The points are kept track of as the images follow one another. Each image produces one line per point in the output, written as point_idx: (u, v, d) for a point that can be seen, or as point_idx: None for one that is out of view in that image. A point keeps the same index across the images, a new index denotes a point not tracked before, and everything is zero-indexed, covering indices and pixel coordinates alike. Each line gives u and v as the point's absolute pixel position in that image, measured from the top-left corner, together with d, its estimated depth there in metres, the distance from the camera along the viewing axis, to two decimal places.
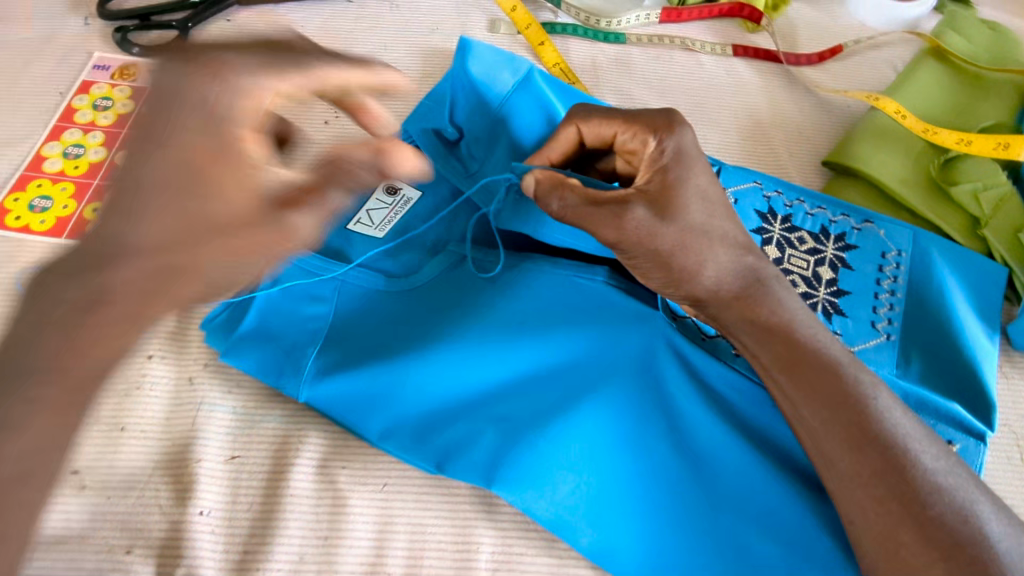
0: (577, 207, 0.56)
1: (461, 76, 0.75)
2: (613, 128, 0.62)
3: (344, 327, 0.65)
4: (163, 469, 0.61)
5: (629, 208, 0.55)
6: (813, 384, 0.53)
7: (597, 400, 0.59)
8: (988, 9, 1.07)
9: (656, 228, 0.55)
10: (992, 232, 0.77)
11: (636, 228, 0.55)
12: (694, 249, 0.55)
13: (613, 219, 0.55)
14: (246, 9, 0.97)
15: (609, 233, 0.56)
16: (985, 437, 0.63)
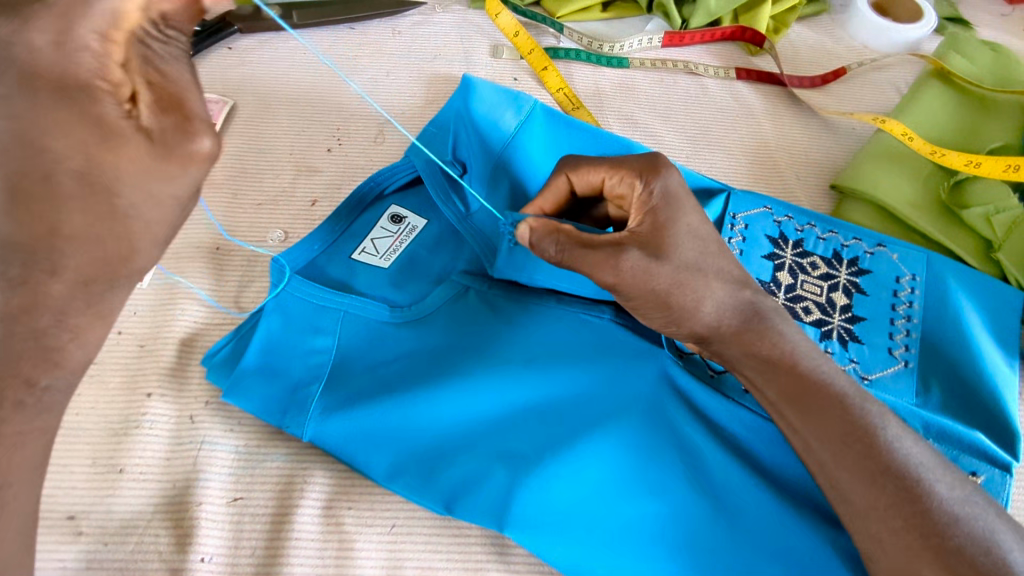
0: (573, 250, 0.52)
1: (464, 114, 0.73)
2: (600, 173, 0.59)
3: (346, 363, 0.63)
4: (162, 514, 0.59)
5: (625, 252, 0.52)
6: (821, 417, 0.51)
7: (608, 436, 0.58)
8: (988, 30, 1.07)
9: (651, 268, 0.52)
10: (1007, 258, 0.76)
11: (630, 271, 0.52)
12: (688, 285, 0.53)
13: (608, 261, 0.52)
14: (248, 37, 0.97)
15: (607, 276, 0.53)
16: (1011, 467, 0.61)
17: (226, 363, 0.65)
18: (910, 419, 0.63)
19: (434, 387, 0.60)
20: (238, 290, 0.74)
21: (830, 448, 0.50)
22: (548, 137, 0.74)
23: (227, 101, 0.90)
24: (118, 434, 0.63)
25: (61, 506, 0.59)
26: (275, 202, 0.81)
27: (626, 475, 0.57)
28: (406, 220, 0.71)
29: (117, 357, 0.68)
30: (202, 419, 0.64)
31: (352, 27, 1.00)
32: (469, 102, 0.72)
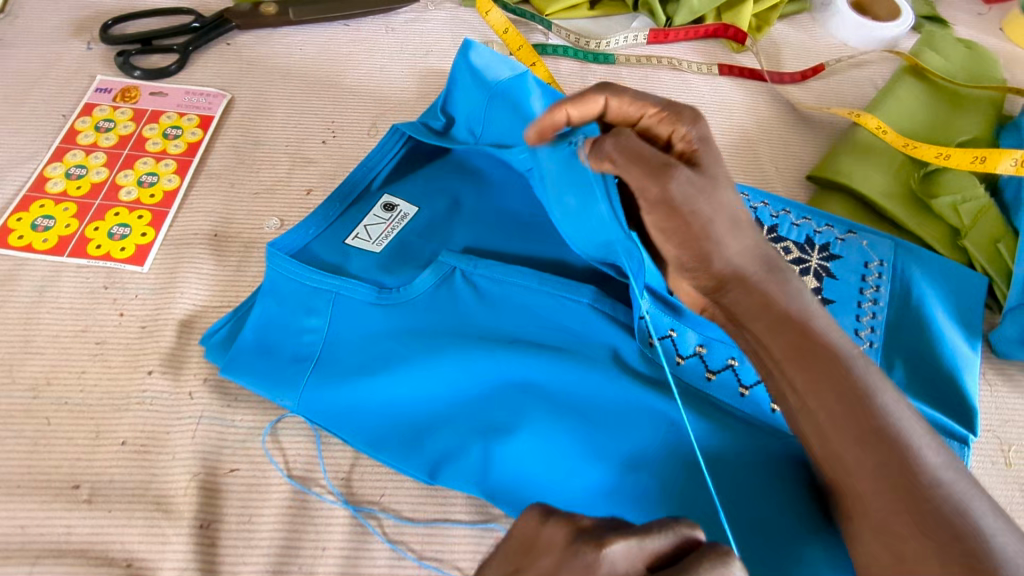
0: (631, 156, 0.52)
1: (462, 68, 0.73)
2: (640, 110, 0.57)
3: (336, 344, 0.66)
4: (160, 484, 0.62)
5: (676, 171, 0.52)
6: (819, 375, 0.52)
7: (582, 414, 0.61)
8: (965, 28, 1.10)
9: (696, 189, 0.53)
10: (972, 244, 0.79)
11: (677, 197, 0.53)
12: (716, 227, 0.55)
13: (662, 178, 0.52)
14: (246, 33, 1.00)
15: (656, 191, 0.53)
16: (968, 441, 0.65)
17: (225, 343, 0.68)
18: None
19: (421, 367, 0.64)
20: (235, 275, 0.77)
21: (824, 407, 0.51)
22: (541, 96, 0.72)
23: (226, 95, 0.93)
24: (120, 410, 0.66)
25: (65, 476, 0.62)
26: (272, 190, 0.85)
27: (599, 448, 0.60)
28: (398, 208, 0.74)
29: (121, 337, 0.71)
30: (200, 395, 0.67)
31: (347, 24, 1.03)
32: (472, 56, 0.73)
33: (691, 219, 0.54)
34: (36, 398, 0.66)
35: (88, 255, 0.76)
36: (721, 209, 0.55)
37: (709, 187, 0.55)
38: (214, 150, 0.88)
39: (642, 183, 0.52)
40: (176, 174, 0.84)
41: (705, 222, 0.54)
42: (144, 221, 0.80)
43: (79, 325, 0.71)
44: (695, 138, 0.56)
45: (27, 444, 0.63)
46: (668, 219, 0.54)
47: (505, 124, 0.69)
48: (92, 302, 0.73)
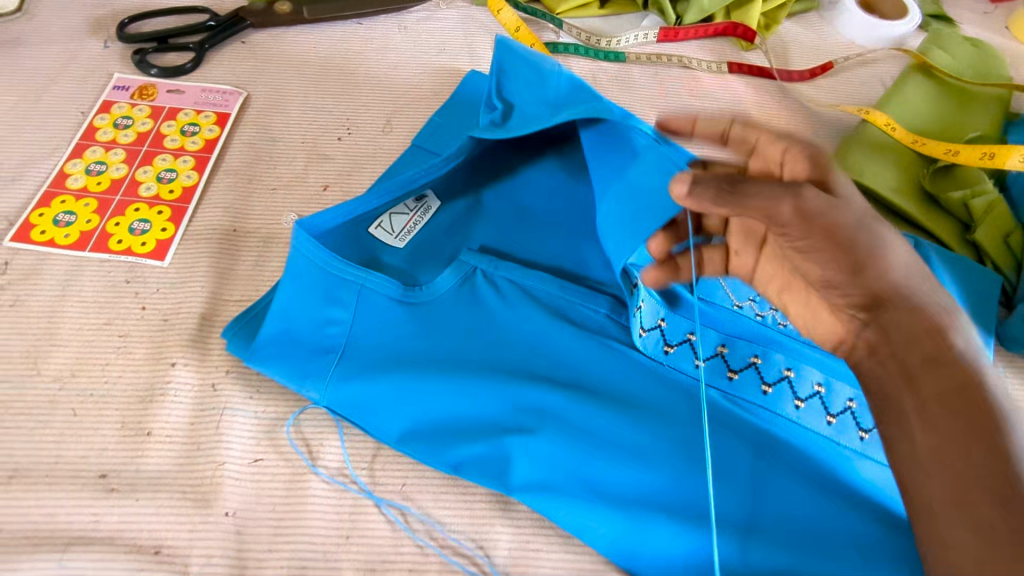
0: (748, 184, 0.47)
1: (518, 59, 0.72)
2: (755, 133, 0.60)
3: (361, 338, 0.67)
4: (185, 473, 0.63)
5: (805, 188, 0.48)
6: (925, 352, 0.50)
7: (605, 412, 0.62)
8: (972, 27, 1.11)
9: (834, 206, 0.49)
10: (984, 239, 0.80)
11: (812, 209, 0.48)
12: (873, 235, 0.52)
13: (794, 189, 0.48)
14: (260, 31, 1.01)
15: (789, 208, 0.48)
16: None
17: (246, 335, 0.69)
18: None
19: (443, 364, 0.65)
20: (255, 269, 0.78)
21: (925, 430, 0.48)
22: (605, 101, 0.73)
23: (241, 92, 0.94)
24: (145, 401, 0.67)
25: (92, 467, 0.63)
26: (289, 186, 0.86)
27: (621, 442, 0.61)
28: (424, 200, 0.75)
29: (143, 330, 0.72)
30: (224, 386, 0.68)
31: (360, 23, 1.04)
32: (512, 63, 0.73)
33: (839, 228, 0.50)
34: (61, 390, 0.67)
35: (110, 250, 0.77)
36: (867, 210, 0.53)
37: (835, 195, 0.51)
38: (231, 146, 0.89)
39: (769, 206, 0.47)
40: (194, 170, 0.85)
41: (854, 227, 0.50)
42: (164, 216, 0.80)
43: (102, 318, 0.72)
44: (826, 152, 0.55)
45: (55, 435, 0.64)
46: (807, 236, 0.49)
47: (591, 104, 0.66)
48: (115, 296, 0.74)
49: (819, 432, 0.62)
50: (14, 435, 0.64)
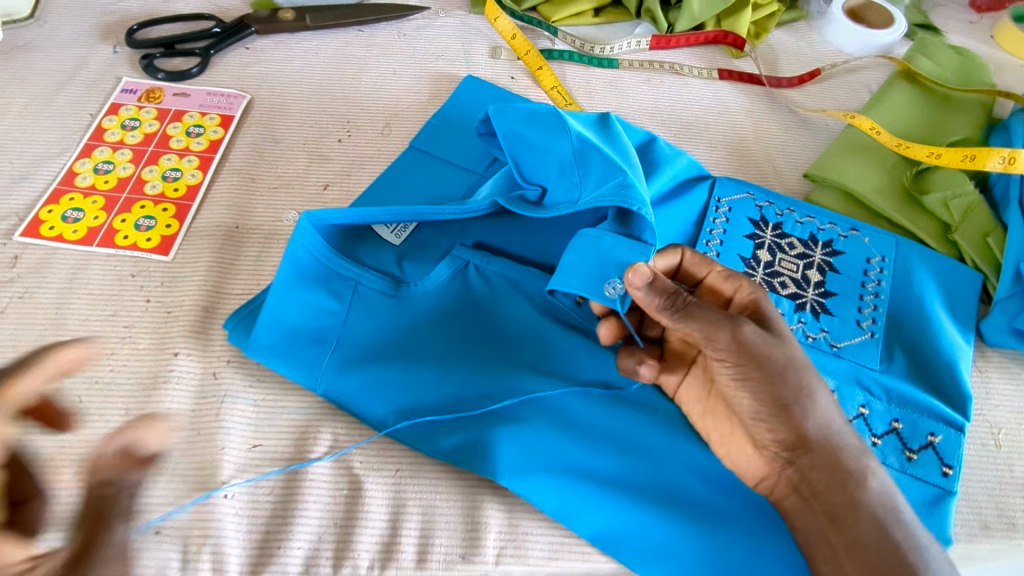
0: (691, 306, 0.56)
1: (518, 129, 0.74)
2: (709, 267, 0.65)
3: (355, 329, 0.69)
4: (188, 457, 0.65)
5: (744, 321, 0.55)
6: (839, 492, 0.53)
7: (586, 404, 0.66)
8: (957, 36, 1.14)
9: (770, 347, 0.55)
10: (962, 238, 0.82)
11: (750, 343, 0.55)
12: (804, 377, 0.55)
13: (733, 322, 0.55)
14: (264, 38, 1.05)
15: (726, 339, 0.55)
16: (964, 428, 0.67)
17: (246, 325, 0.71)
18: (870, 387, 0.70)
19: (435, 355, 0.68)
20: (257, 264, 0.80)
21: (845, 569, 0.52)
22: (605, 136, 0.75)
23: (245, 96, 0.97)
24: (149, 389, 0.69)
25: (97, 451, 0.65)
26: (290, 185, 0.88)
27: (600, 434, 0.64)
28: None
29: (147, 321, 0.74)
30: (224, 375, 0.70)
31: (362, 30, 1.08)
32: (518, 125, 0.74)
33: (767, 364, 0.55)
34: (68, 377, 0.70)
35: (116, 245, 0.80)
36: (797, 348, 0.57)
37: (780, 338, 0.57)
38: (234, 147, 0.91)
39: (706, 334, 0.55)
40: (198, 170, 0.88)
41: (784, 364, 0.55)
42: (168, 213, 0.83)
43: (107, 310, 0.75)
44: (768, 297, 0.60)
45: (61, 419, 0.67)
46: (745, 367, 0.55)
47: (597, 175, 0.69)
48: (120, 289, 0.76)
49: None
50: None
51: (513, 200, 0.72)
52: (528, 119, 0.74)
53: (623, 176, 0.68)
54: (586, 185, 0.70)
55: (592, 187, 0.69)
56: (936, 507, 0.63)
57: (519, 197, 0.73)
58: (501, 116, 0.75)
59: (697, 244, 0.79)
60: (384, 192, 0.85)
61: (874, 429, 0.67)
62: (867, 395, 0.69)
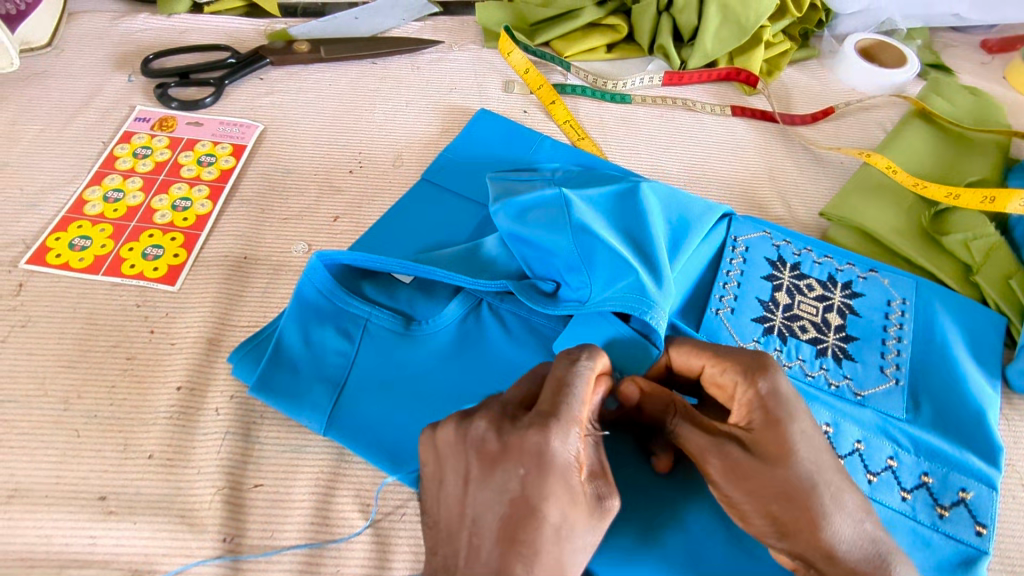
0: (681, 431, 0.53)
1: (518, 224, 0.70)
2: (700, 360, 0.57)
3: (363, 369, 0.67)
4: (185, 495, 0.63)
5: (732, 445, 0.50)
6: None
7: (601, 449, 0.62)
8: (971, 76, 1.14)
9: (761, 474, 0.49)
10: (984, 280, 0.80)
11: (743, 476, 0.49)
12: (804, 510, 0.48)
13: (717, 448, 0.51)
14: (278, 69, 1.05)
15: (715, 466, 0.51)
16: (995, 484, 0.65)
17: (252, 359, 0.69)
18: (898, 440, 0.67)
19: (445, 398, 0.66)
20: (263, 296, 0.79)
21: None
22: (613, 223, 0.70)
23: (258, 126, 0.97)
24: (148, 424, 0.67)
25: (92, 488, 0.63)
26: (300, 216, 0.87)
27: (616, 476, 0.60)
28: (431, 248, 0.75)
29: (151, 353, 0.73)
30: (225, 412, 0.68)
31: (375, 62, 1.08)
32: (519, 219, 0.71)
33: (760, 499, 0.49)
34: (66, 410, 0.68)
35: (121, 273, 0.79)
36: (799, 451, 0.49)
37: (785, 457, 0.49)
38: (245, 177, 0.91)
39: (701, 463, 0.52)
40: (208, 199, 0.87)
41: (783, 491, 0.48)
42: (177, 243, 0.82)
43: (109, 341, 0.73)
44: (766, 395, 0.51)
45: (56, 454, 0.65)
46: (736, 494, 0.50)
47: (605, 277, 0.64)
48: (125, 319, 0.75)
49: None
50: (17, 455, 0.64)
51: (523, 288, 0.68)
52: (529, 216, 0.71)
53: (633, 276, 0.63)
54: (595, 284, 0.64)
55: (600, 288, 0.64)
56: (967, 568, 0.61)
57: (532, 285, 0.69)
58: (508, 208, 0.73)
59: (714, 286, 0.77)
60: (394, 227, 0.83)
61: (904, 482, 0.65)
62: (895, 446, 0.67)
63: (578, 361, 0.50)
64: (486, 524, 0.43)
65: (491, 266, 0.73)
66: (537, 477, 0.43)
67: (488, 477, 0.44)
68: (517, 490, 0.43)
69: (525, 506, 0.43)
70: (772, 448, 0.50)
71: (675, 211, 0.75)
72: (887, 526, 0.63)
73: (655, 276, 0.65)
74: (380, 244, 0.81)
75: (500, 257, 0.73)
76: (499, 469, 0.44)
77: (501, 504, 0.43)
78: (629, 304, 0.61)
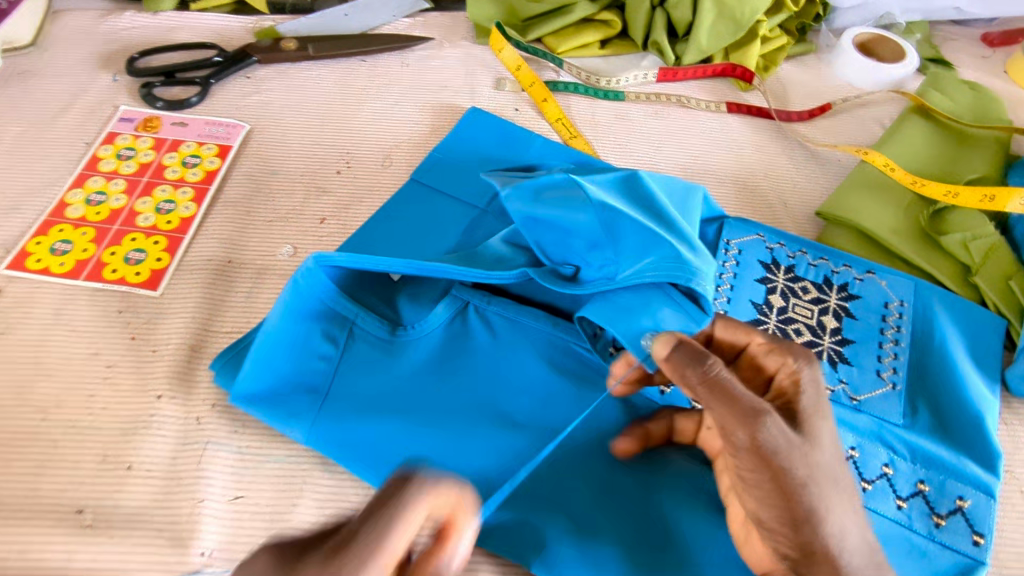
0: (722, 382, 0.50)
1: (530, 209, 0.69)
2: (748, 336, 0.59)
3: (347, 376, 0.66)
4: (165, 507, 0.62)
5: (770, 413, 0.49)
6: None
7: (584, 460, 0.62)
8: (971, 71, 1.12)
9: (793, 450, 0.49)
10: (983, 281, 0.79)
11: (773, 445, 0.48)
12: (823, 493, 0.49)
13: (753, 419, 0.49)
14: (265, 67, 1.03)
15: (743, 437, 0.49)
16: (994, 492, 0.64)
17: (234, 367, 0.68)
18: (895, 447, 0.66)
19: (431, 405, 0.65)
20: (248, 301, 0.78)
21: None
22: (626, 203, 0.68)
23: (244, 126, 0.95)
24: (128, 434, 0.66)
25: (70, 501, 0.62)
26: (286, 218, 0.86)
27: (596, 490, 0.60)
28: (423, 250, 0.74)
29: (132, 360, 0.71)
30: (207, 421, 0.67)
31: (364, 60, 1.06)
32: (531, 205, 0.69)
33: (784, 475, 0.48)
34: (45, 420, 0.66)
35: (103, 279, 0.77)
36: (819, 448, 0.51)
37: (809, 442, 0.50)
38: (230, 178, 0.89)
39: (731, 421, 0.49)
40: (192, 202, 0.85)
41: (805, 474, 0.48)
42: (160, 246, 0.81)
43: (90, 348, 0.72)
44: (807, 379, 0.54)
45: (34, 466, 0.63)
46: (761, 471, 0.49)
47: (635, 250, 0.63)
48: (105, 326, 0.74)
49: None
50: None
51: (546, 274, 0.66)
52: (540, 201, 0.69)
53: (663, 246, 0.62)
54: (624, 260, 0.63)
55: (627, 263, 0.62)
56: None
57: (553, 271, 0.67)
58: (518, 193, 0.72)
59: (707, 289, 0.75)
60: (382, 229, 0.82)
61: (899, 489, 0.64)
62: (891, 452, 0.66)
63: None
64: None
65: (506, 260, 0.69)
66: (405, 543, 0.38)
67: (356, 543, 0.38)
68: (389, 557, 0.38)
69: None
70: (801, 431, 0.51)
71: (685, 193, 0.74)
72: (882, 535, 0.61)
73: (686, 244, 0.63)
74: (366, 246, 0.80)
75: (508, 253, 0.71)
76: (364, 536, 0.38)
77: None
78: (667, 274, 0.59)
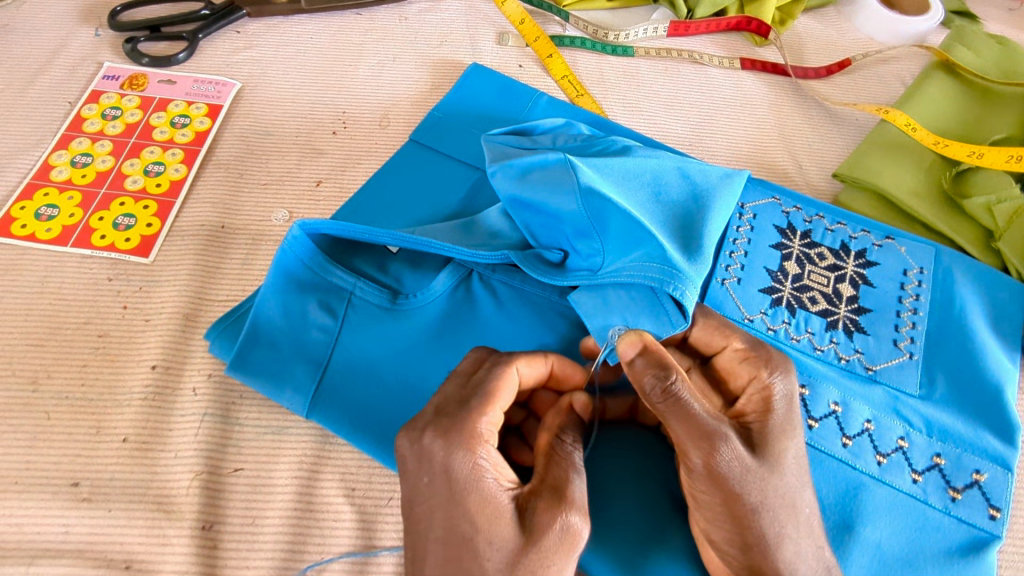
0: (681, 402, 0.48)
1: (517, 186, 0.65)
2: (723, 339, 0.58)
3: (346, 349, 0.63)
4: (161, 481, 0.60)
5: (728, 438, 0.48)
6: None
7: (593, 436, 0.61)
8: (997, 24, 1.06)
9: (750, 471, 0.48)
10: (1007, 245, 0.75)
11: (727, 468, 0.48)
12: (777, 518, 0.48)
13: (707, 443, 0.48)
14: (256, 21, 0.98)
15: (698, 461, 0.48)
16: (1012, 466, 0.62)
17: (230, 336, 0.65)
18: (911, 420, 0.64)
19: (433, 378, 0.62)
20: (243, 267, 0.75)
21: None
22: (618, 182, 0.64)
23: (235, 83, 0.91)
24: (123, 405, 0.64)
25: (64, 474, 0.60)
26: (281, 181, 0.82)
27: (602, 466, 0.60)
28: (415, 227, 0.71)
29: (123, 330, 0.69)
30: (203, 392, 0.65)
31: (360, 13, 1.01)
32: (519, 183, 0.65)
33: (735, 496, 0.48)
34: (36, 391, 0.65)
35: (91, 245, 0.74)
36: (786, 465, 0.50)
37: (767, 465, 0.49)
38: (221, 139, 0.85)
39: (691, 445, 0.48)
40: (182, 163, 0.82)
41: (756, 496, 0.48)
42: (149, 211, 0.77)
43: (82, 317, 0.70)
44: (779, 395, 0.52)
45: (28, 439, 0.62)
46: (713, 494, 0.49)
47: (619, 246, 0.60)
48: (95, 294, 0.71)
49: (834, 454, 0.62)
50: None
51: (528, 256, 0.63)
52: (530, 179, 0.65)
53: (648, 246, 0.58)
54: (606, 254, 0.60)
55: (609, 259, 0.60)
56: (978, 553, 0.59)
57: (536, 254, 0.64)
58: (509, 169, 0.67)
59: (720, 256, 0.72)
60: (380, 192, 0.78)
61: (915, 463, 0.62)
62: (906, 426, 0.64)
63: (406, 433, 0.48)
64: (449, 564, 0.44)
65: (494, 238, 0.67)
66: (445, 512, 0.45)
67: (423, 515, 0.46)
68: (444, 519, 0.45)
69: (464, 532, 0.44)
70: (762, 451, 0.49)
71: (687, 175, 0.67)
72: (896, 508, 0.60)
73: (674, 243, 0.60)
74: (366, 211, 0.77)
75: (501, 228, 0.68)
76: (424, 514, 0.46)
77: (445, 537, 0.44)
78: (648, 278, 0.57)
